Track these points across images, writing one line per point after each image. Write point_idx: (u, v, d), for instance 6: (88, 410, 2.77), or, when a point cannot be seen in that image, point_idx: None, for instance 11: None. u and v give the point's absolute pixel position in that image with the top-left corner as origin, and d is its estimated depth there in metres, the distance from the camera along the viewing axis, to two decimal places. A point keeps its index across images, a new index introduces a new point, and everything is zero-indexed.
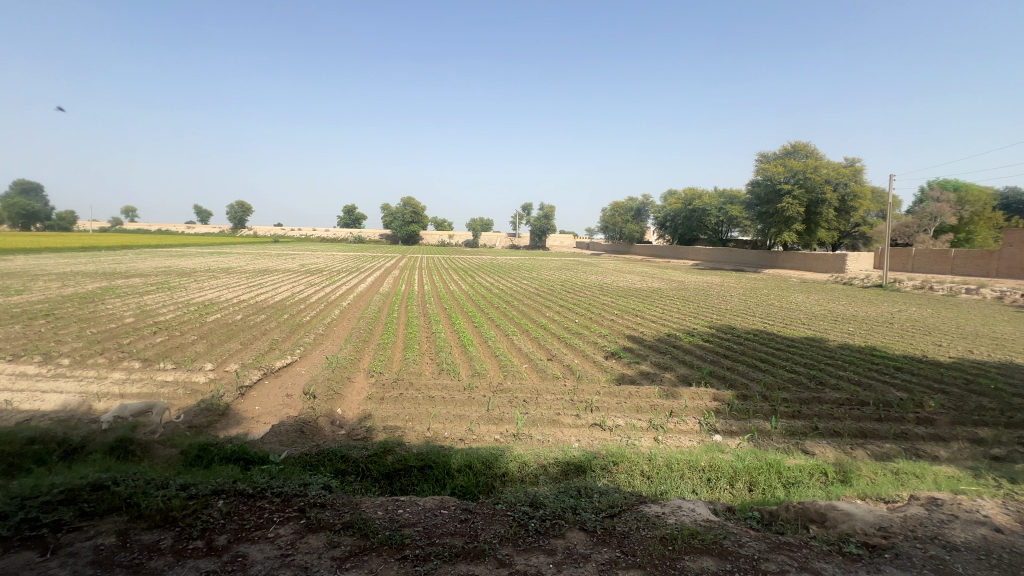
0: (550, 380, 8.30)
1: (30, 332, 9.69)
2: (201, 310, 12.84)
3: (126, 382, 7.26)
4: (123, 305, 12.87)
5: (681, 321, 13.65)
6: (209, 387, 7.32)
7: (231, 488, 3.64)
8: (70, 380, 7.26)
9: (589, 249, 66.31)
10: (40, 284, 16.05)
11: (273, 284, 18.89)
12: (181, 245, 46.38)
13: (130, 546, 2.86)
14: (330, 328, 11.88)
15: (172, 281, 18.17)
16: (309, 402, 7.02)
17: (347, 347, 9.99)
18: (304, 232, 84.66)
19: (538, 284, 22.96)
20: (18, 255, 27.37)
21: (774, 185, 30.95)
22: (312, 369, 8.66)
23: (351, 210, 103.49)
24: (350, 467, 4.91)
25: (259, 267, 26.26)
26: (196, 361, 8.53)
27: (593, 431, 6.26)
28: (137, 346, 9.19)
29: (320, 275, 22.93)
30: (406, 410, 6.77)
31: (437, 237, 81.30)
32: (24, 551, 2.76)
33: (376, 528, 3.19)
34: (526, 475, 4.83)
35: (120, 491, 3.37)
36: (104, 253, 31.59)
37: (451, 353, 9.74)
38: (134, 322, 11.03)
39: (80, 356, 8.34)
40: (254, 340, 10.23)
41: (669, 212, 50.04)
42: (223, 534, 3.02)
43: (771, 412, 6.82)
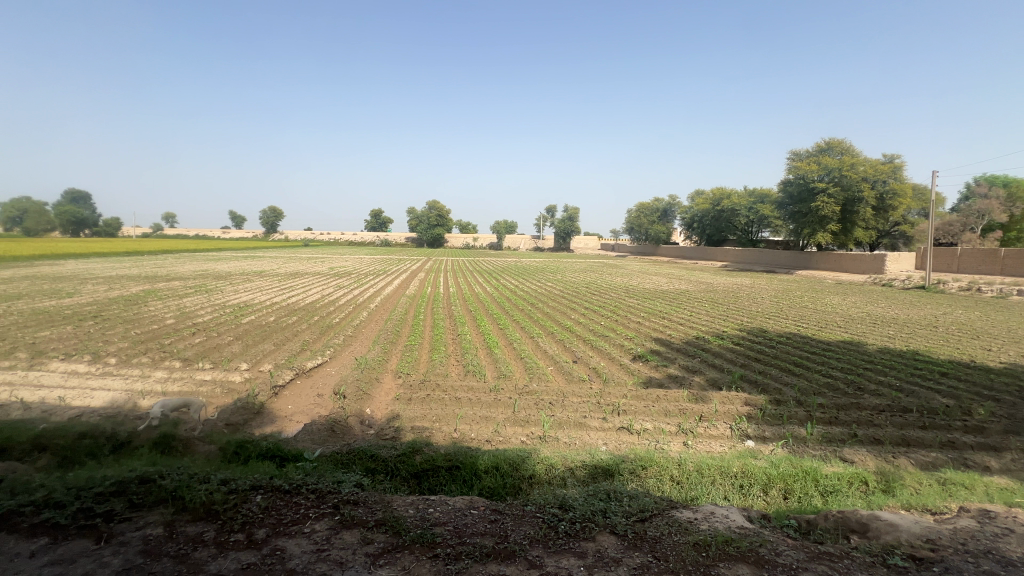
0: (576, 383, 8.25)
1: (79, 332, 10.22)
2: (236, 311, 13.34)
3: (168, 380, 7.61)
4: (164, 307, 13.49)
5: (710, 323, 13.36)
6: (245, 386, 7.60)
7: (268, 484, 3.75)
8: (117, 378, 7.62)
9: (614, 251, 65.67)
10: (89, 287, 17.00)
11: (303, 286, 19.49)
12: (217, 249, 48.33)
13: (176, 537, 2.98)
14: (358, 330, 12.10)
15: (209, 284, 18.91)
16: (339, 402, 7.18)
17: (375, 348, 10.20)
18: (333, 237, 86.67)
19: (563, 286, 22.88)
20: (70, 260, 29.04)
21: (807, 183, 30.04)
22: (342, 369, 8.85)
23: (378, 214, 105.81)
24: (380, 466, 5.00)
25: (290, 270, 27.02)
26: (232, 361, 8.86)
27: (621, 435, 6.20)
28: (178, 346, 9.62)
29: (348, 278, 23.45)
30: (434, 411, 6.87)
31: (461, 240, 81.87)
32: (79, 539, 2.90)
33: (407, 527, 3.23)
34: (554, 478, 4.82)
35: (165, 485, 3.51)
36: (147, 258, 33.33)
37: (477, 355, 9.80)
38: (175, 323, 11.55)
39: (125, 355, 8.77)
40: (286, 341, 10.51)
41: (697, 213, 49.14)
42: (262, 528, 3.12)
43: (806, 418, 6.60)
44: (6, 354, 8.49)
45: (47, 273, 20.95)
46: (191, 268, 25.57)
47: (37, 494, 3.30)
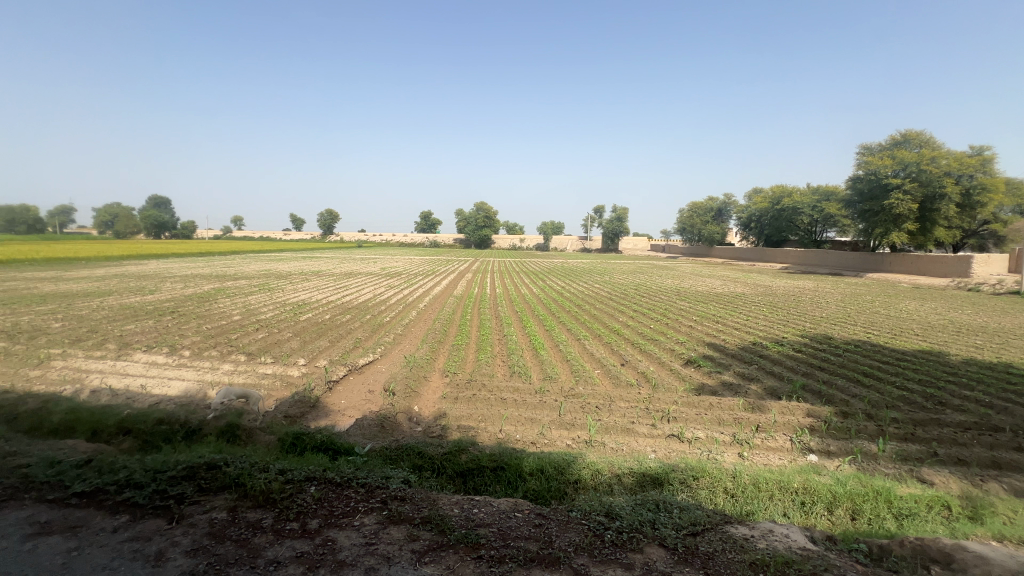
0: (624, 387, 8.05)
1: (159, 326, 11.15)
2: (296, 309, 14.08)
3: (234, 373, 8.14)
4: (232, 304, 14.47)
5: (769, 329, 12.64)
6: (302, 380, 7.99)
7: (321, 475, 3.91)
8: (190, 369, 8.24)
9: (665, 253, 63.75)
10: (168, 285, 18.52)
11: (357, 286, 20.29)
12: (278, 250, 51.34)
13: (238, 521, 3.15)
14: (408, 329, 12.41)
15: (272, 283, 20.12)
16: (389, 399, 7.39)
17: (424, 347, 10.43)
18: (385, 238, 89.72)
19: (610, 288, 22.45)
20: (153, 260, 31.83)
21: (880, 179, 27.85)
22: (391, 367, 9.11)
23: (428, 216, 108.60)
24: (427, 463, 5.09)
25: (345, 270, 28.23)
26: (291, 356, 9.35)
27: (670, 443, 5.98)
28: (243, 341, 10.27)
29: (399, 279, 24.17)
30: (479, 410, 6.93)
31: (508, 240, 82.29)
32: (154, 518, 3.13)
33: (453, 526, 3.25)
34: (600, 484, 4.72)
35: (229, 472, 3.74)
36: (217, 258, 35.95)
37: (523, 356, 9.79)
38: (241, 320, 12.35)
39: (197, 348, 9.47)
40: (340, 339, 10.95)
41: (755, 212, 46.79)
42: (315, 518, 3.24)
43: (877, 434, 6.08)
44: (99, 345, 9.41)
45: (133, 272, 23.02)
46: (257, 268, 27.34)
47: (121, 475, 3.61)
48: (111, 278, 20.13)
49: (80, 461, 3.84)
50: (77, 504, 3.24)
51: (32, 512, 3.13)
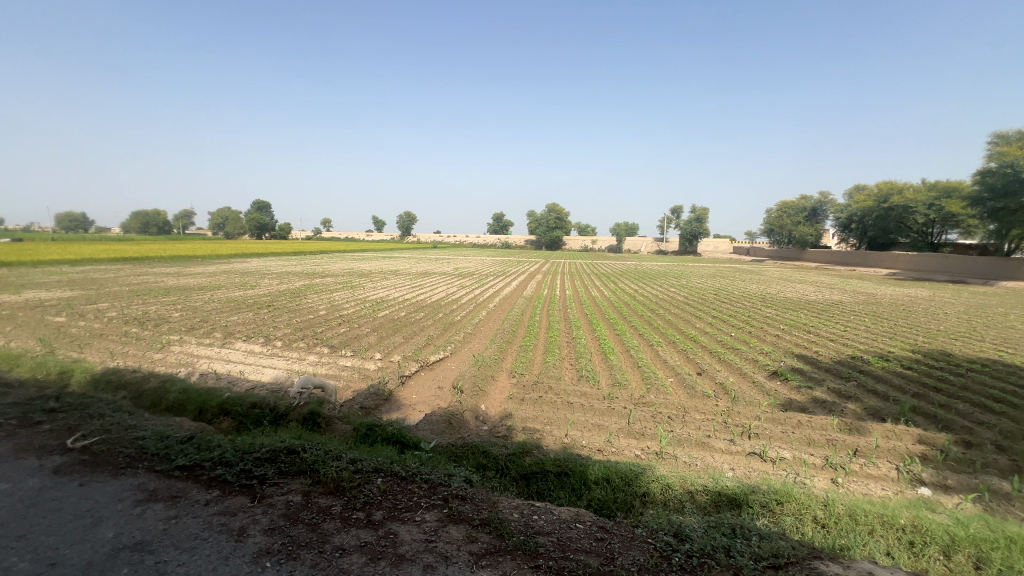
0: (699, 398, 7.57)
1: (257, 318, 12.31)
2: (374, 306, 14.90)
3: (318, 364, 8.76)
4: (319, 300, 15.63)
5: (872, 341, 11.29)
6: (378, 373, 8.41)
7: (388, 468, 4.05)
8: (281, 358, 8.99)
9: (749, 256, 59.57)
10: (267, 280, 20.45)
11: (431, 285, 21.07)
12: (361, 250, 54.83)
13: (311, 506, 3.33)
14: (477, 328, 12.61)
15: (354, 281, 21.50)
16: (457, 396, 7.53)
17: (492, 346, 10.54)
18: (459, 240, 92.57)
19: (687, 292, 21.36)
20: (255, 258, 35.36)
21: (1017, 173, 23.99)
22: (460, 365, 9.30)
23: (501, 218, 110.54)
24: (492, 463, 5.10)
25: (420, 270, 29.43)
26: (368, 350, 9.88)
27: (751, 461, 5.50)
28: (327, 334, 11.04)
29: (470, 278, 24.75)
30: (545, 413, 6.85)
31: (580, 241, 81.33)
32: (240, 495, 3.40)
33: (511, 531, 3.21)
34: (670, 500, 4.45)
35: (306, 458, 3.98)
36: (309, 257, 39.09)
37: (591, 360, 9.55)
38: (326, 314, 13.30)
39: (288, 340, 10.32)
40: (413, 335, 11.38)
41: (856, 212, 42.26)
42: (380, 509, 3.34)
43: (1011, 470, 5.16)
44: (208, 333, 10.57)
45: (239, 269, 25.68)
46: (342, 267, 29.38)
47: (215, 453, 3.97)
48: (221, 274, 22.66)
49: (184, 437, 4.29)
50: (179, 476, 3.60)
51: (143, 479, 3.53)
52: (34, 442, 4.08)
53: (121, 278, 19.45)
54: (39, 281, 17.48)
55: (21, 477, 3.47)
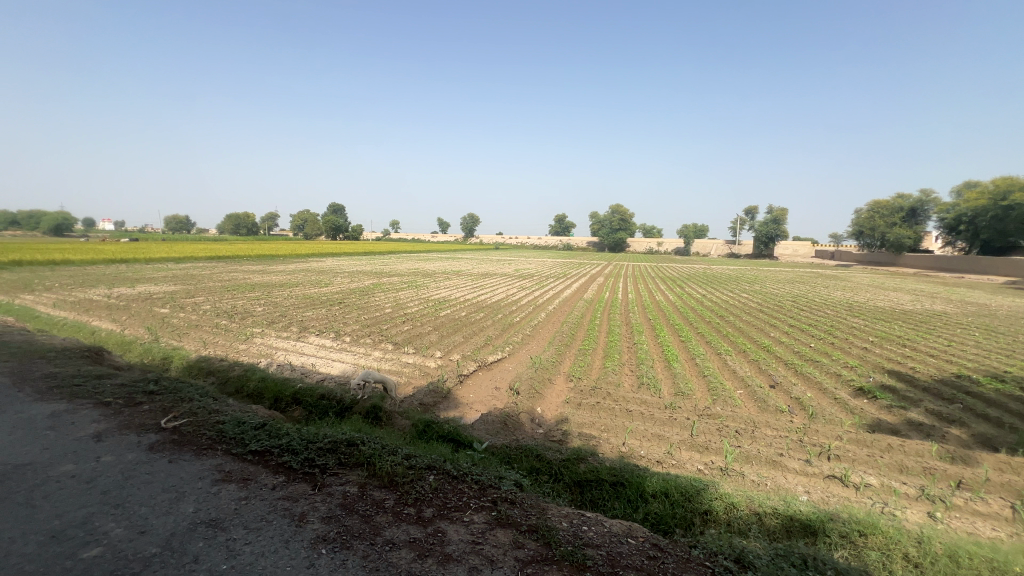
0: (771, 412, 7.04)
1: (330, 314, 13.10)
2: (437, 305, 15.34)
3: (382, 360, 9.15)
4: (386, 298, 16.36)
5: (983, 359, 9.92)
6: (437, 371, 8.63)
7: (441, 466, 4.12)
8: (348, 353, 9.50)
9: (834, 260, 54.72)
10: (339, 279, 21.75)
11: (492, 286, 21.36)
12: (427, 250, 56.79)
13: (365, 498, 3.45)
14: (536, 330, 12.59)
15: (419, 280, 22.29)
16: (513, 398, 7.55)
17: (550, 349, 10.46)
18: (521, 241, 93.20)
19: (761, 298, 19.98)
20: (330, 258, 37.77)
21: None
22: (518, 367, 9.32)
23: (563, 219, 109.92)
24: (545, 467, 5.04)
25: (482, 271, 29.91)
26: (429, 348, 10.17)
27: (830, 485, 5.02)
28: (392, 332, 11.50)
29: (530, 280, 24.84)
30: (602, 420, 6.68)
31: (645, 243, 78.90)
32: (302, 482, 3.61)
33: (559, 540, 3.13)
34: (734, 521, 4.15)
35: (364, 451, 4.15)
36: (378, 257, 41.13)
37: (653, 367, 9.20)
38: (391, 312, 13.88)
39: (356, 336, 10.88)
40: (473, 335, 11.58)
41: (966, 211, 37.44)
42: (430, 507, 3.40)
43: None
44: (286, 327, 11.40)
45: (316, 268, 27.50)
46: (409, 267, 30.61)
47: (283, 440, 4.25)
48: (300, 272, 24.41)
49: (257, 424, 4.64)
50: (251, 460, 3.89)
51: (220, 460, 3.85)
52: (135, 420, 4.59)
53: (215, 274, 21.53)
54: (150, 276, 19.77)
55: (122, 451, 3.91)
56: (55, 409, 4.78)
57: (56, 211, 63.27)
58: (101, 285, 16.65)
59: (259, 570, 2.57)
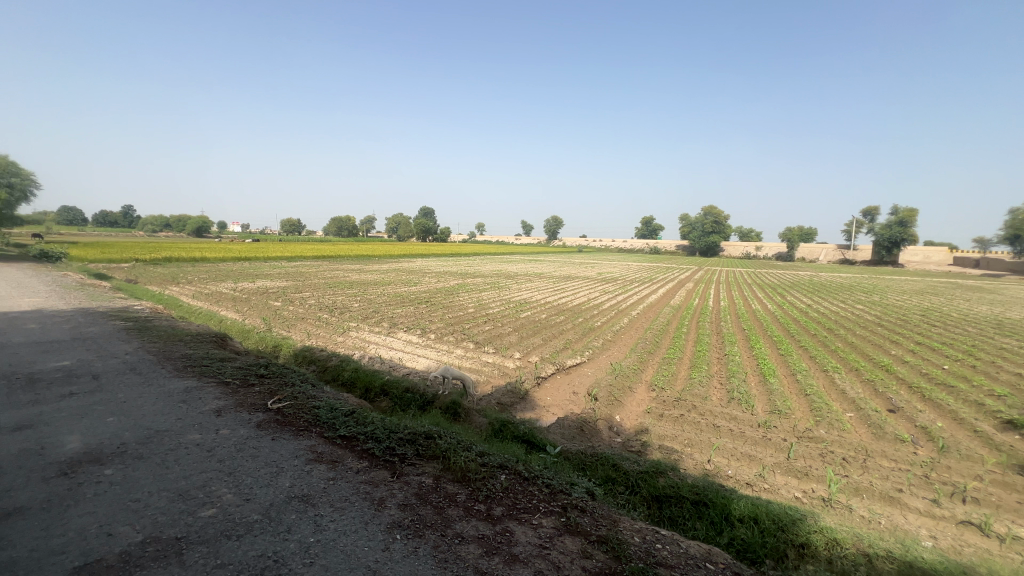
0: (888, 440, 6.18)
1: (417, 312, 13.83)
2: (518, 307, 15.53)
3: (463, 358, 9.45)
4: (470, 298, 16.91)
5: None
6: (516, 372, 8.73)
7: (512, 466, 4.14)
8: (433, 350, 9.96)
9: (980, 269, 46.63)
10: (428, 278, 22.86)
11: (573, 289, 21.16)
12: (509, 253, 57.86)
13: (438, 490, 3.58)
14: (617, 336, 12.23)
15: (501, 282, 22.74)
16: (591, 404, 7.39)
17: (632, 356, 10.12)
18: (606, 244, 91.39)
19: (881, 310, 17.61)
20: (420, 258, 39.86)
21: None
22: (597, 372, 9.11)
23: (650, 221, 105.97)
24: (621, 478, 4.87)
25: (564, 274, 29.79)
26: (509, 349, 10.32)
27: (964, 533, 4.28)
28: (473, 331, 11.85)
29: (614, 284, 24.24)
30: (686, 433, 6.30)
31: (741, 247, 73.34)
32: (383, 469, 3.82)
33: (630, 556, 3.00)
34: (838, 559, 3.69)
35: (440, 445, 4.32)
36: (464, 259, 42.67)
37: (745, 382, 8.50)
38: (474, 312, 14.31)
39: (440, 333, 11.37)
40: (552, 338, 11.55)
41: None
42: (500, 506, 3.43)
43: None
44: (378, 323, 12.23)
45: (406, 268, 29.17)
46: (492, 268, 31.37)
47: (368, 428, 4.55)
48: (393, 271, 26.07)
49: (347, 411, 5.02)
50: (340, 444, 4.22)
51: (313, 442, 4.22)
52: (247, 400, 5.19)
53: (320, 272, 23.70)
54: (268, 273, 22.29)
55: (236, 426, 4.44)
56: (187, 385, 5.57)
57: (198, 216, 73.82)
58: (229, 279, 19.09)
59: (341, 547, 2.77)
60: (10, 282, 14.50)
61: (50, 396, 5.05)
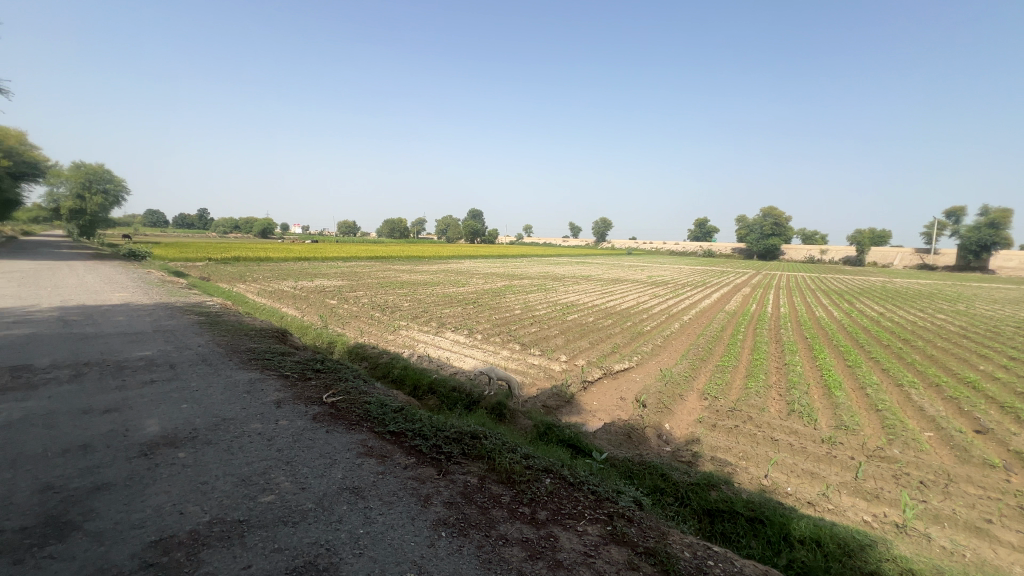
0: (975, 464, 5.60)
1: (465, 313, 14.05)
2: (565, 310, 15.41)
3: (509, 359, 9.49)
4: (517, 300, 16.96)
5: None
6: (562, 375, 8.66)
7: (557, 470, 4.10)
8: (479, 350, 10.07)
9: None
10: (475, 280, 23.16)
11: (622, 292, 20.73)
12: (556, 255, 57.67)
13: (483, 490, 3.59)
14: (667, 341, 11.86)
15: (548, 284, 22.65)
16: (639, 410, 7.19)
17: (683, 362, 9.77)
18: (656, 246, 89.03)
19: (967, 320, 16.00)
20: (468, 260, 40.47)
21: None
22: (645, 378, 8.86)
23: (704, 223, 102.23)
24: (670, 488, 4.70)
25: (613, 276, 29.24)
26: (555, 352, 10.26)
27: None
28: (520, 333, 11.87)
29: (664, 288, 23.54)
30: (741, 445, 6.00)
31: (804, 251, 69.09)
32: (429, 466, 3.89)
33: (679, 571, 2.88)
34: None
35: (485, 445, 4.34)
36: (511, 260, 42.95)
37: (807, 394, 7.97)
38: (521, 314, 14.34)
39: (487, 334, 11.48)
40: (599, 342, 11.36)
41: None
42: (544, 510, 3.40)
43: None
44: (427, 322, 12.53)
45: (455, 269, 29.71)
46: (539, 270, 31.32)
47: (416, 425, 4.65)
48: (442, 272, 26.64)
49: (396, 407, 5.16)
50: (389, 439, 4.34)
51: (364, 436, 4.36)
52: (305, 392, 5.46)
53: (374, 272, 24.60)
54: (325, 272, 23.40)
55: (294, 418, 4.68)
56: (252, 376, 5.94)
57: (264, 219, 78.80)
58: (291, 278, 20.24)
59: (389, 540, 2.84)
60: (105, 278, 16.10)
61: (134, 383, 5.55)
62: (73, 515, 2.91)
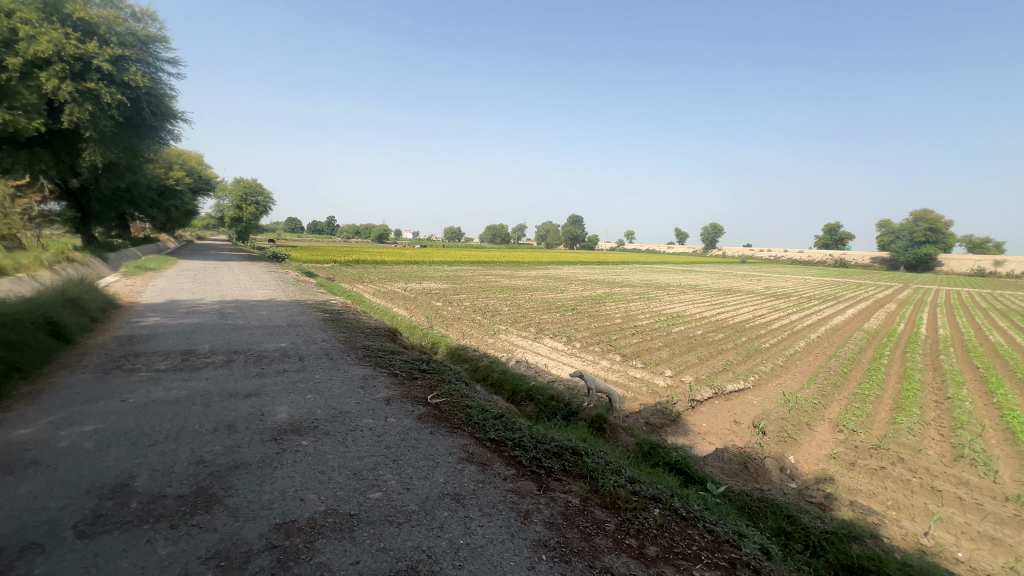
0: None
1: (563, 319, 13.86)
2: (669, 320, 14.51)
3: (608, 370, 9.10)
4: (618, 308, 16.36)
5: None
6: (666, 391, 8.06)
7: (667, 500, 3.73)
8: (577, 359, 9.80)
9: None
10: (574, 286, 22.89)
11: (735, 304, 19.04)
12: (660, 262, 55.16)
13: (585, 513, 3.38)
14: (790, 361, 10.54)
15: (651, 292, 21.62)
16: (757, 438, 6.41)
17: (811, 386, 8.58)
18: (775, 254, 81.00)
19: None
20: (568, 266, 40.28)
21: None
22: (765, 402, 7.89)
23: (834, 229, 90.98)
24: (799, 534, 4.05)
25: (724, 286, 27.03)
26: (658, 365, 9.63)
27: None
28: (620, 343, 11.38)
29: (786, 300, 21.15)
30: (891, 493, 5.02)
31: (969, 262, 57.97)
32: (529, 480, 3.77)
33: None
34: None
35: (587, 463, 4.12)
36: (612, 267, 41.92)
37: (981, 438, 6.48)
38: (621, 323, 13.78)
39: (586, 342, 11.17)
40: (709, 357, 10.46)
41: None
42: (654, 545, 3.08)
43: None
44: (526, 327, 12.56)
45: (554, 274, 29.64)
46: (642, 278, 30.04)
47: (516, 435, 4.57)
48: (541, 277, 26.80)
49: (496, 413, 5.14)
50: (489, 446, 4.31)
51: (465, 441, 4.38)
52: (412, 392, 5.69)
53: (476, 276, 25.53)
54: (432, 275, 24.77)
55: (401, 416, 4.87)
56: (365, 373, 6.36)
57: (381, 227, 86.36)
58: (401, 280, 21.75)
59: (488, 555, 2.75)
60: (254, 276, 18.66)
61: (270, 371, 6.23)
62: (218, 489, 3.27)
